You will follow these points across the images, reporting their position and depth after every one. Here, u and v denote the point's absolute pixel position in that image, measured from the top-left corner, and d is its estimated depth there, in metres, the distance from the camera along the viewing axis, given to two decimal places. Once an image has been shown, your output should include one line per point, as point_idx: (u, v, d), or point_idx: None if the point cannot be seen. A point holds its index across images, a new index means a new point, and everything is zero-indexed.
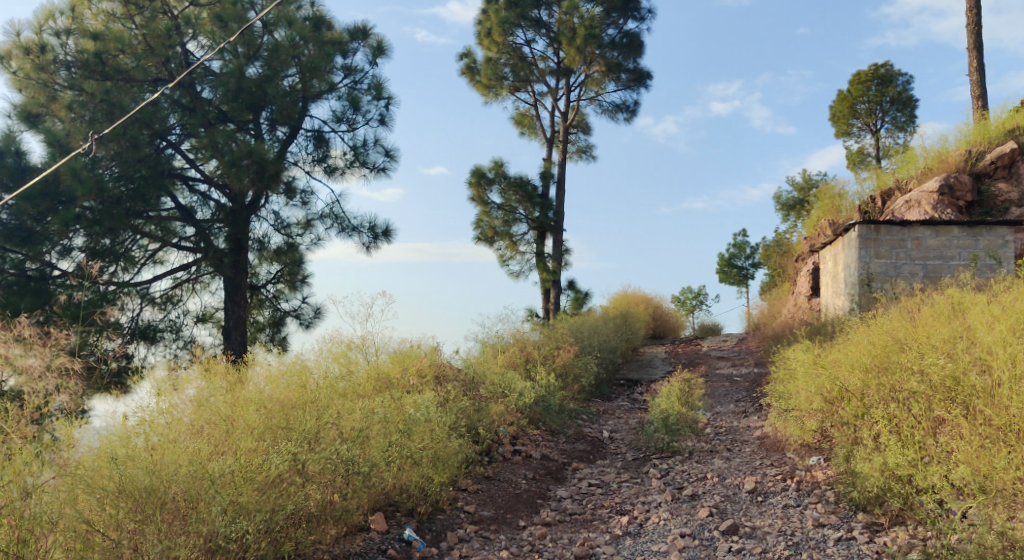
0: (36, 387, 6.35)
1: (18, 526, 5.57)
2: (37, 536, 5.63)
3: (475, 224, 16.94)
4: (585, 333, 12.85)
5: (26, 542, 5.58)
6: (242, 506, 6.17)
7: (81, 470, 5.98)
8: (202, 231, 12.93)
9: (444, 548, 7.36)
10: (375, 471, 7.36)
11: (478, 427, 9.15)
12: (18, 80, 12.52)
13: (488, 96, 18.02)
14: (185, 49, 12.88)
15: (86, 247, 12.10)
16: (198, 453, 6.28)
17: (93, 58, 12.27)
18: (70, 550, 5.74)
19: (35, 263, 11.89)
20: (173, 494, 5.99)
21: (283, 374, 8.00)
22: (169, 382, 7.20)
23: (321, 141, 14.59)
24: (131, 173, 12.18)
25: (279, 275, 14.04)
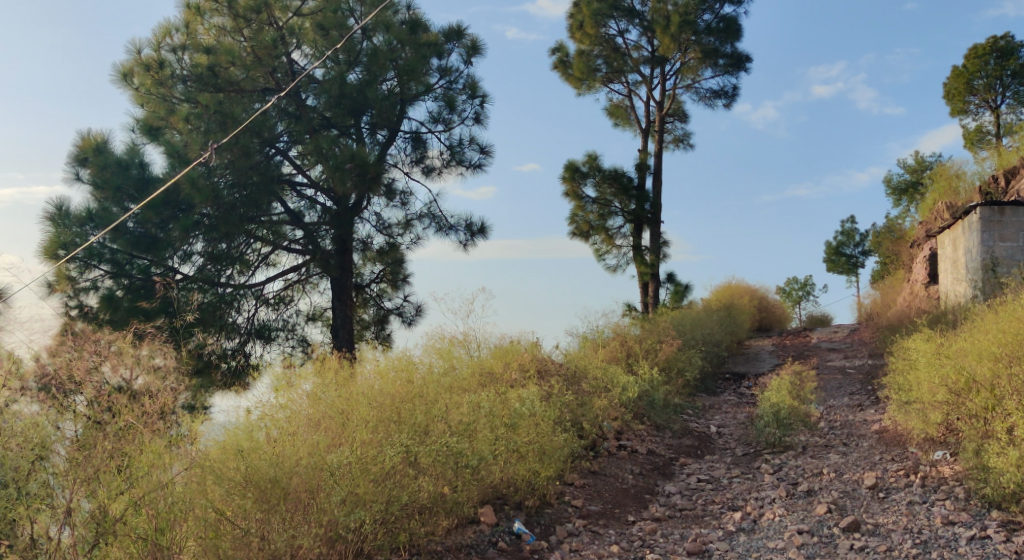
0: (159, 387, 6.56)
1: (155, 515, 5.87)
2: (172, 524, 5.90)
3: (570, 219, 16.90)
4: (687, 325, 12.68)
5: (163, 530, 5.88)
6: (359, 498, 6.41)
7: (209, 461, 6.20)
8: (310, 234, 13.35)
9: (554, 542, 7.42)
10: (483, 465, 7.54)
11: (582, 422, 9.14)
12: (139, 95, 13.22)
13: (581, 89, 17.93)
14: (291, 59, 13.31)
15: (205, 251, 12.70)
16: (318, 445, 6.58)
17: (207, 71, 12.80)
18: (203, 538, 5.96)
19: (159, 268, 12.49)
20: (294, 485, 6.18)
21: (392, 368, 8.23)
22: (285, 379, 7.53)
23: (419, 141, 14.82)
24: (244, 180, 12.66)
25: (382, 275, 14.41)
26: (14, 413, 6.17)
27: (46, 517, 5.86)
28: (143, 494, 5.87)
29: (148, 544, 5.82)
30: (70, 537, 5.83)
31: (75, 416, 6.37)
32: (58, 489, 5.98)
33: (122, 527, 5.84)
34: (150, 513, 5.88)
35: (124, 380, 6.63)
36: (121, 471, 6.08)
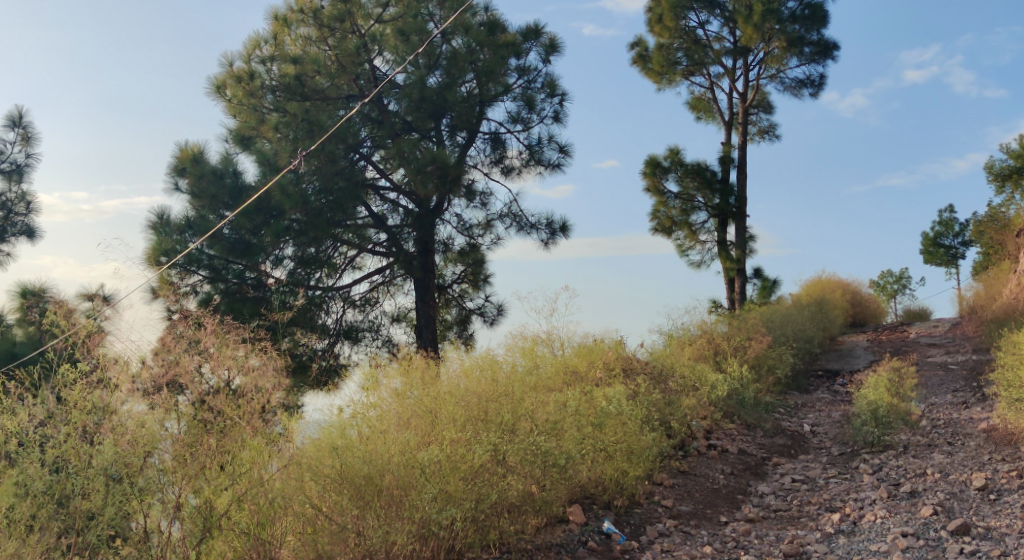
0: (258, 386, 6.70)
1: (257, 510, 6.26)
2: (272, 520, 6.37)
3: (652, 215, 16.69)
4: (777, 321, 12.40)
5: (264, 524, 6.33)
6: (450, 495, 6.66)
7: (306, 459, 6.55)
8: (393, 236, 13.58)
9: (645, 542, 7.33)
10: (571, 464, 7.53)
11: (670, 422, 9.00)
12: (231, 107, 13.66)
13: (662, 84, 17.69)
14: (373, 65, 13.50)
15: (295, 256, 13.00)
16: (409, 444, 6.77)
17: (294, 81, 13.11)
18: (302, 533, 6.51)
19: (253, 272, 12.89)
20: (387, 483, 6.50)
21: (476, 366, 8.29)
22: (373, 378, 7.61)
23: (498, 142, 14.87)
24: (330, 186, 12.91)
25: (463, 276, 14.50)
26: (125, 412, 6.28)
27: (157, 512, 6.15)
28: (247, 489, 6.21)
29: (250, 535, 6.30)
30: (179, 531, 6.16)
31: (178, 414, 6.37)
32: (167, 485, 6.12)
33: (226, 521, 6.27)
34: (251, 508, 6.27)
35: (223, 381, 6.75)
36: (225, 468, 6.27)
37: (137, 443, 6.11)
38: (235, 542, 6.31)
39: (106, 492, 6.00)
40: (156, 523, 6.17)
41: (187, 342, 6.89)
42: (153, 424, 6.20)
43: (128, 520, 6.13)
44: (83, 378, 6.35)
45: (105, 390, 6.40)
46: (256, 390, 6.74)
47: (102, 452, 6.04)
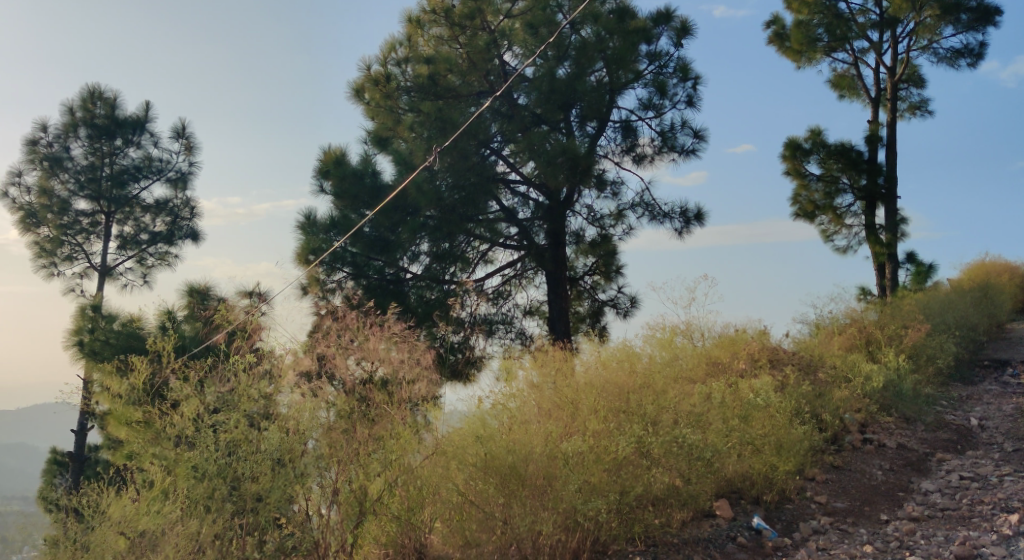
0: (400, 376, 7.21)
1: (407, 496, 6.93)
2: (420, 506, 6.95)
3: (792, 199, 16.07)
4: (936, 308, 11.67)
5: (413, 510, 6.96)
6: (595, 487, 6.67)
7: (450, 447, 7.00)
8: (525, 229, 13.63)
9: (798, 540, 7.06)
10: (717, 457, 7.33)
11: (822, 415, 8.66)
12: (369, 109, 14.05)
13: (801, 62, 16.96)
14: (502, 60, 13.56)
15: (430, 251, 13.31)
16: (551, 434, 6.84)
17: (427, 80, 13.40)
18: (450, 519, 6.84)
19: (392, 268, 13.28)
20: (532, 472, 6.58)
21: (613, 357, 8.13)
22: (508, 369, 7.81)
23: (629, 130, 14.66)
24: (463, 181, 13.04)
25: (595, 267, 14.42)
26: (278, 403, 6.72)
27: (317, 496, 6.77)
28: (397, 476, 6.87)
29: (399, 521, 7.01)
30: (337, 514, 6.83)
31: (330, 403, 6.88)
32: (324, 470, 6.73)
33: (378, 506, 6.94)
34: (402, 493, 6.96)
35: (368, 371, 7.24)
36: (377, 453, 6.82)
37: (296, 428, 6.64)
38: (389, 526, 7.04)
39: (271, 475, 6.42)
40: (316, 509, 6.80)
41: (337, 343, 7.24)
42: (312, 411, 6.76)
43: (292, 502, 6.65)
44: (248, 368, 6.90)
45: (274, 382, 6.87)
46: (399, 380, 7.23)
47: (268, 438, 6.46)
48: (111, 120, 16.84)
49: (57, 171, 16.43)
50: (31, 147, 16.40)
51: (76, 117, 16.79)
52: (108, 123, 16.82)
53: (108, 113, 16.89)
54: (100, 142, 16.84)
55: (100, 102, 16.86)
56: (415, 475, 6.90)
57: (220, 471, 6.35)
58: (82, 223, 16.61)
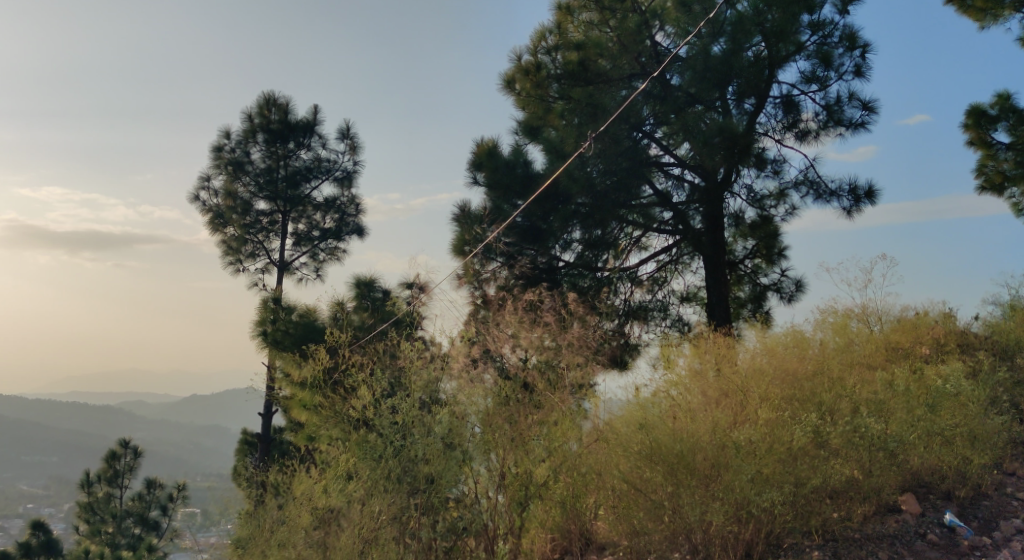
0: (557, 362, 7.92)
1: (572, 481, 7.78)
2: (586, 491, 7.82)
3: (977, 171, 14.83)
4: None
5: (579, 493, 7.85)
6: (770, 477, 6.37)
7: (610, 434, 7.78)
8: (680, 213, 13.35)
9: (998, 539, 6.50)
10: (903, 449, 6.85)
11: (1021, 403, 8.01)
12: (521, 99, 14.07)
13: (983, 22, 15.60)
14: (654, 41, 13.11)
15: (583, 239, 13.19)
16: (719, 423, 6.66)
17: (578, 67, 13.25)
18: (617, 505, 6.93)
19: (544, 257, 13.25)
20: (700, 460, 6.44)
21: (781, 343, 7.61)
22: (666, 356, 7.58)
23: (791, 105, 13.96)
24: (615, 166, 12.82)
25: (756, 250, 13.79)
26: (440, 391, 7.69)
27: (485, 479, 7.66)
28: (560, 461, 7.63)
29: (563, 506, 7.93)
30: (504, 499, 7.69)
31: (489, 390, 7.66)
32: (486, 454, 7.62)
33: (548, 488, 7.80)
34: (566, 480, 7.75)
35: (521, 358, 7.94)
36: (541, 440, 7.58)
37: (462, 413, 7.59)
38: (552, 509, 7.94)
39: (443, 458, 7.43)
40: (480, 493, 7.67)
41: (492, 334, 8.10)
42: (474, 397, 7.62)
43: (461, 484, 7.60)
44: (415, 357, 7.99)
45: (440, 368, 7.85)
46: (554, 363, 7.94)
47: (438, 422, 7.49)
48: (284, 125, 17.60)
49: (239, 175, 17.36)
50: (216, 154, 17.39)
51: (254, 123, 17.66)
52: (282, 127, 17.61)
53: (282, 118, 17.64)
54: (276, 146, 17.64)
55: (275, 108, 17.61)
56: (574, 462, 7.66)
57: (392, 454, 7.44)
58: (262, 222, 17.59)
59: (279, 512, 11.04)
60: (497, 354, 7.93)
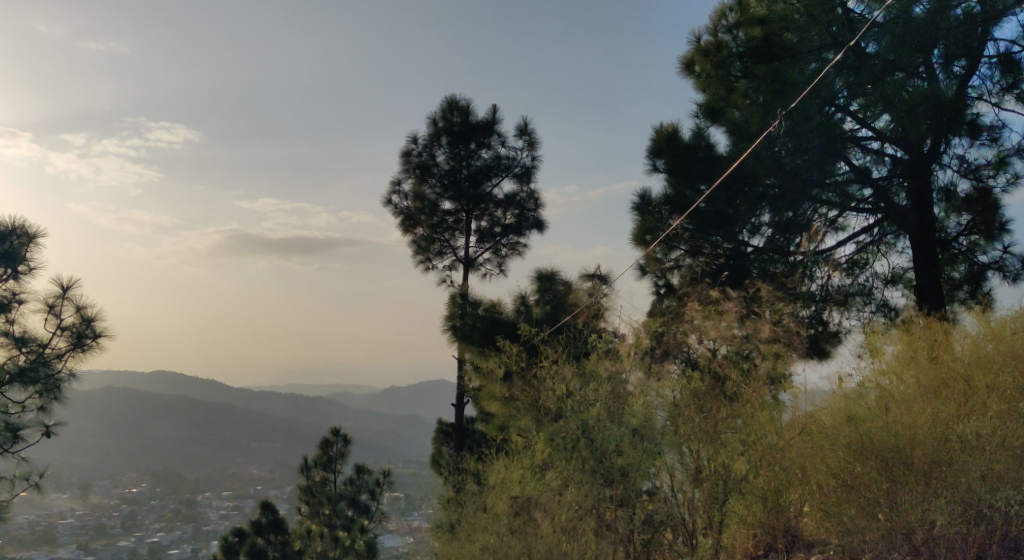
0: (747, 351, 7.84)
1: (775, 478, 7.20)
2: (789, 491, 7.25)
3: None
4: None
5: (781, 492, 7.28)
6: (999, 474, 6.01)
7: (815, 428, 7.25)
8: (882, 190, 12.41)
9: None
10: None
11: None
12: (701, 82, 13.60)
13: None
14: (846, 9, 12.17)
15: (773, 222, 12.48)
16: (938, 416, 6.35)
17: (761, 43, 12.37)
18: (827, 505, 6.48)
19: (731, 242, 12.65)
20: (918, 456, 6.21)
21: (1006, 330, 6.97)
22: (872, 344, 7.23)
23: (1011, 64, 12.57)
24: (805, 145, 11.86)
25: (973, 225, 12.40)
26: (625, 382, 8.08)
27: (680, 473, 7.46)
28: (760, 456, 7.18)
29: (765, 503, 7.34)
30: (700, 494, 7.33)
31: (675, 383, 7.58)
32: (672, 448, 7.45)
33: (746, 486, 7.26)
34: (767, 475, 7.22)
35: (710, 348, 8.05)
36: (738, 433, 7.29)
37: (653, 405, 7.75)
38: (754, 505, 7.38)
39: (636, 449, 7.66)
40: (672, 490, 7.56)
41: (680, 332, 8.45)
42: (663, 388, 7.62)
43: (655, 477, 7.67)
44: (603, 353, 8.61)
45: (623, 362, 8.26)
46: (746, 355, 7.86)
47: (631, 412, 7.79)
48: (466, 126, 17.90)
49: (426, 178, 17.83)
50: (404, 159, 17.94)
51: (438, 126, 18.09)
52: (464, 128, 17.94)
53: (464, 120, 17.96)
54: (459, 147, 17.99)
55: (457, 111, 17.94)
56: (775, 455, 7.14)
57: (588, 444, 8.01)
58: (449, 221, 17.95)
59: (478, 500, 11.26)
60: (684, 347, 8.27)
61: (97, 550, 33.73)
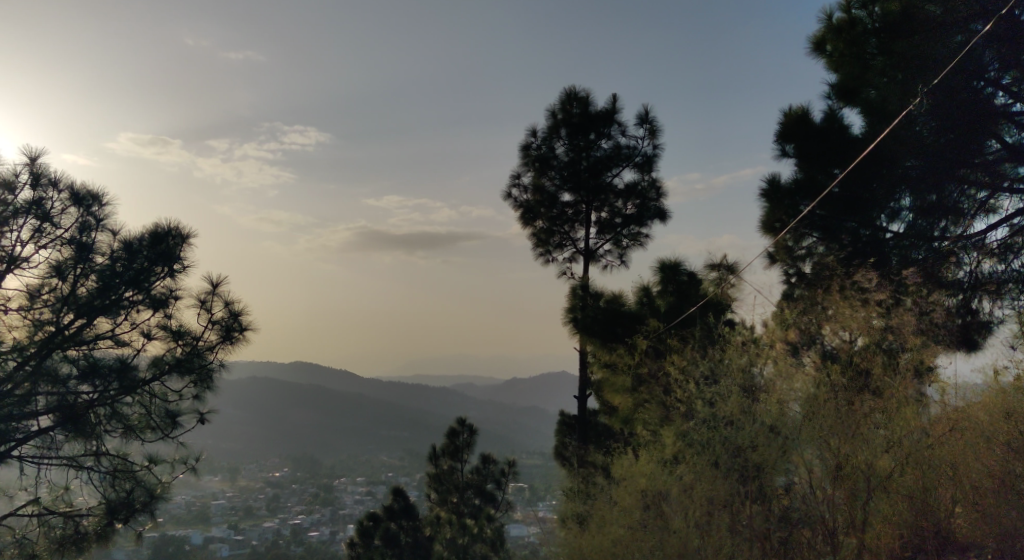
0: (884, 343, 7.76)
1: (923, 476, 7.20)
2: (936, 487, 7.23)
3: None
4: None
5: (930, 490, 7.22)
6: None
7: (962, 419, 7.19)
8: None
9: None
10: None
11: None
12: (833, 61, 13.02)
13: None
14: None
15: (914, 206, 11.64)
16: None
17: (899, 17, 11.79)
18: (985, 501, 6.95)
19: (868, 229, 12.09)
20: None
21: None
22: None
23: None
24: (950, 123, 11.09)
25: None
26: (754, 375, 8.24)
27: (818, 470, 7.44)
28: (906, 453, 7.18)
29: (912, 502, 7.26)
30: (841, 492, 7.30)
31: (808, 378, 7.79)
32: (806, 443, 7.47)
33: (893, 484, 7.25)
34: (916, 471, 7.22)
35: (847, 340, 8.07)
36: (881, 429, 7.29)
37: (784, 400, 7.79)
38: (901, 505, 7.27)
39: (767, 443, 7.62)
40: (806, 486, 7.53)
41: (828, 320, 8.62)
42: (795, 384, 7.80)
43: (790, 473, 7.61)
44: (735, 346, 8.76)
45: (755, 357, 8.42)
46: (884, 347, 7.79)
47: (764, 410, 7.80)
48: (586, 117, 17.01)
49: (545, 170, 17.14)
50: (524, 153, 17.24)
51: (557, 117, 17.30)
52: (584, 118, 17.04)
53: (583, 110, 17.08)
54: (578, 138, 17.12)
55: (575, 101, 17.09)
56: (923, 453, 7.16)
57: (720, 442, 7.90)
58: (568, 213, 17.19)
59: (606, 492, 11.27)
60: (821, 339, 8.50)
61: (247, 529, 35.74)
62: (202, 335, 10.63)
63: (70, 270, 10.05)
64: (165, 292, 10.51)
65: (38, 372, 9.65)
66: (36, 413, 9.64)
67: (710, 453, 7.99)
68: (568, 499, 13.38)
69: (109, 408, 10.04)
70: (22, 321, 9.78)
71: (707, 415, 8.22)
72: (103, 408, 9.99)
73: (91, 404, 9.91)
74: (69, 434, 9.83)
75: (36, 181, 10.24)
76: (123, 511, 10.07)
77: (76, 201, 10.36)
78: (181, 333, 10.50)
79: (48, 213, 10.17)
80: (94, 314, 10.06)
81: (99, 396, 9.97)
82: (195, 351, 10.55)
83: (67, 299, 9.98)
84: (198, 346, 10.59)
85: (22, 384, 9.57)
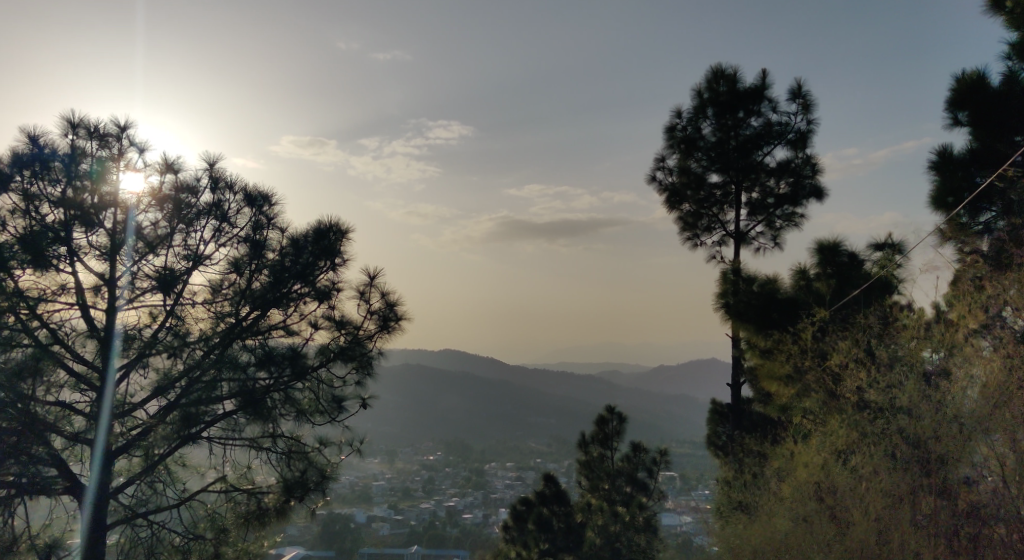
0: None
1: None
2: None
3: None
4: None
5: None
6: None
7: None
8: None
9: None
10: None
11: None
12: (1013, 19, 11.90)
13: None
14: None
15: None
16: None
17: None
18: None
19: None
20: None
21: None
22: None
23: None
24: None
25: None
26: (929, 363, 8.86)
27: (1008, 463, 7.45)
28: None
29: None
30: None
31: (986, 364, 8.11)
32: (987, 433, 7.71)
33: None
34: None
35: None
36: None
37: (961, 388, 8.20)
38: None
39: (946, 433, 8.03)
40: (997, 481, 7.63)
41: (1000, 294, 8.44)
42: (969, 370, 8.25)
43: (976, 464, 7.83)
44: (912, 335, 9.34)
45: (935, 343, 8.97)
46: None
47: (950, 398, 8.21)
48: (733, 95, 16.41)
49: (691, 152, 16.76)
50: (671, 135, 17.01)
51: (704, 97, 16.80)
52: (731, 96, 16.46)
53: (731, 88, 16.49)
54: (726, 117, 16.55)
55: (723, 79, 16.57)
56: None
57: (899, 432, 8.54)
58: (717, 194, 16.70)
59: (768, 485, 11.12)
60: (997, 316, 8.44)
61: (404, 510, 37.16)
62: (360, 325, 11.11)
63: (246, 266, 10.83)
64: (329, 284, 11.06)
65: (221, 360, 10.37)
66: (221, 397, 10.34)
67: (888, 442, 8.70)
68: (719, 499, 13.31)
69: (283, 393, 10.69)
70: (207, 314, 10.57)
71: (887, 405, 8.93)
72: (278, 392, 10.65)
73: (270, 388, 10.57)
74: (249, 418, 10.51)
75: (214, 184, 11.00)
76: (297, 490, 10.67)
77: (250, 201, 11.05)
78: (344, 322, 11.04)
79: (226, 214, 10.93)
80: (267, 306, 10.76)
81: (275, 381, 10.61)
82: (357, 340, 11.07)
83: (245, 293, 10.75)
84: (358, 335, 11.09)
85: (208, 370, 10.33)
